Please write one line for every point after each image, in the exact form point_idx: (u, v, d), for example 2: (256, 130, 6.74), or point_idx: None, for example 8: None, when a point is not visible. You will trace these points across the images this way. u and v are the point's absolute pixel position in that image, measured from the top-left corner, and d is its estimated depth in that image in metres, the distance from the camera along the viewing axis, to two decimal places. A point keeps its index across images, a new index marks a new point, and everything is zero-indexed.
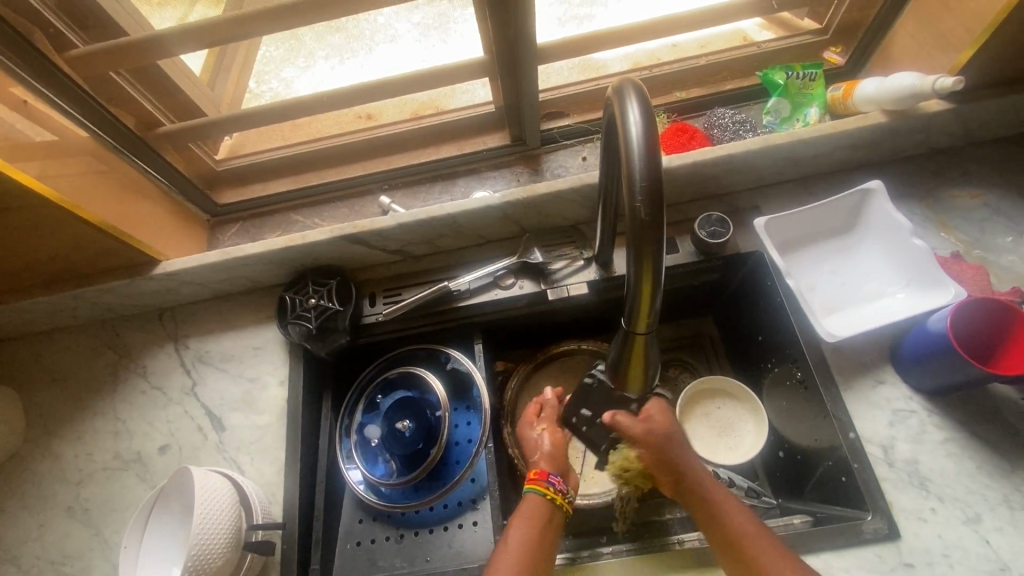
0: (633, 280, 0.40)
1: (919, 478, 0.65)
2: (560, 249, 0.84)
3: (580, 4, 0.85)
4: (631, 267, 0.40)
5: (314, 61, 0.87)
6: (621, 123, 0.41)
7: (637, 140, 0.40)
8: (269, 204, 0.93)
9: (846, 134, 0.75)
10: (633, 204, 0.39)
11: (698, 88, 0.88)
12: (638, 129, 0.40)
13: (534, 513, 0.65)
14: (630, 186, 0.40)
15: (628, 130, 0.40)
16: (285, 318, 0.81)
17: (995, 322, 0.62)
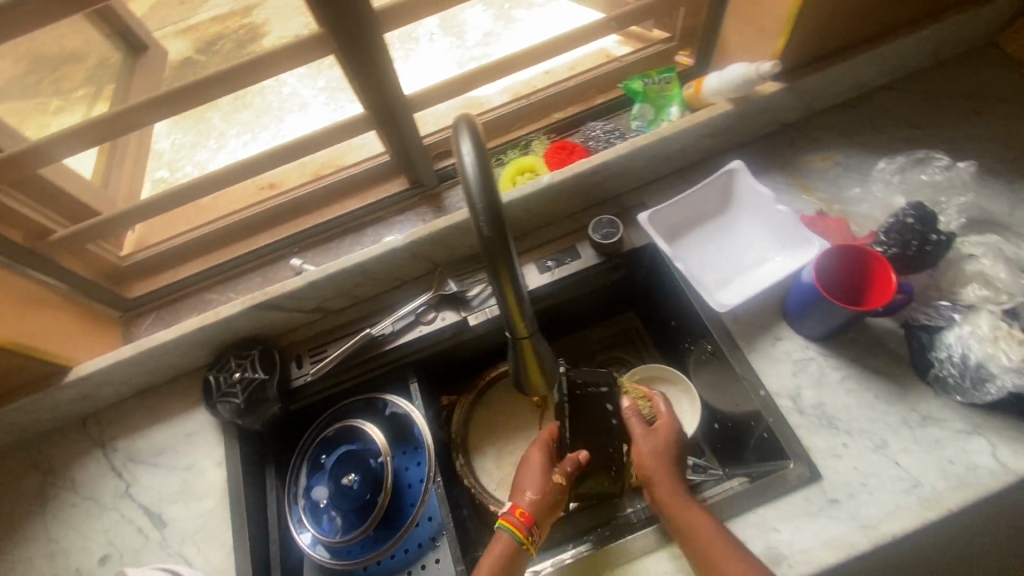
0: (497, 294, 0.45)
1: (828, 418, 0.70)
2: (473, 276, 0.87)
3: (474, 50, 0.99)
4: (493, 286, 0.45)
5: (225, 141, 0.97)
6: (457, 157, 0.44)
7: (473, 174, 0.43)
8: (182, 289, 0.93)
9: (701, 125, 0.83)
10: (479, 231, 0.43)
11: (571, 107, 0.95)
12: (470, 157, 0.44)
13: (506, 555, 0.66)
14: (475, 215, 0.43)
15: (463, 160, 0.44)
16: (212, 399, 0.80)
17: (853, 268, 0.69)
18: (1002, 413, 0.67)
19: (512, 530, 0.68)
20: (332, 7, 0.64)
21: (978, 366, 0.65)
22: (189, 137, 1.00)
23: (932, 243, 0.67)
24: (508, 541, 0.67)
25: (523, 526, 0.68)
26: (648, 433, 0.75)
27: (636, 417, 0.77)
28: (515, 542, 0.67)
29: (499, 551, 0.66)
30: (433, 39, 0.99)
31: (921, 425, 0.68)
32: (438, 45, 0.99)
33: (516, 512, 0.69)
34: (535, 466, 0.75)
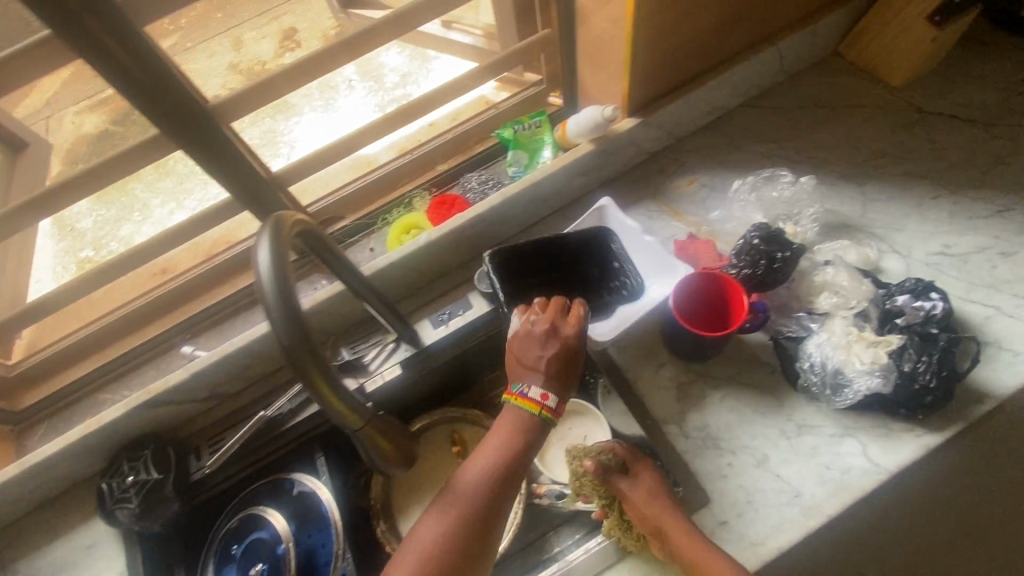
0: (315, 398, 0.44)
1: (713, 440, 0.72)
2: (365, 342, 0.86)
3: (395, 90, 1.03)
4: (305, 388, 0.44)
5: (151, 213, 0.98)
6: (252, 264, 0.44)
7: (265, 279, 0.43)
8: (77, 391, 0.91)
9: (568, 166, 0.86)
10: (278, 338, 0.43)
11: (449, 160, 0.98)
12: (264, 266, 0.44)
13: (520, 428, 0.62)
14: (273, 323, 0.43)
15: (258, 269, 0.44)
16: (107, 507, 0.77)
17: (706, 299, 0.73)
18: (868, 412, 0.70)
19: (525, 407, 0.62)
20: (163, 110, 0.64)
21: (835, 370, 0.69)
22: (111, 210, 1.00)
23: (779, 261, 0.70)
24: (519, 414, 0.62)
25: (537, 401, 0.62)
26: (635, 485, 0.67)
27: (615, 474, 0.69)
28: (526, 415, 0.62)
29: (509, 425, 0.62)
30: (351, 85, 1.02)
31: (798, 434, 0.71)
32: (356, 91, 1.02)
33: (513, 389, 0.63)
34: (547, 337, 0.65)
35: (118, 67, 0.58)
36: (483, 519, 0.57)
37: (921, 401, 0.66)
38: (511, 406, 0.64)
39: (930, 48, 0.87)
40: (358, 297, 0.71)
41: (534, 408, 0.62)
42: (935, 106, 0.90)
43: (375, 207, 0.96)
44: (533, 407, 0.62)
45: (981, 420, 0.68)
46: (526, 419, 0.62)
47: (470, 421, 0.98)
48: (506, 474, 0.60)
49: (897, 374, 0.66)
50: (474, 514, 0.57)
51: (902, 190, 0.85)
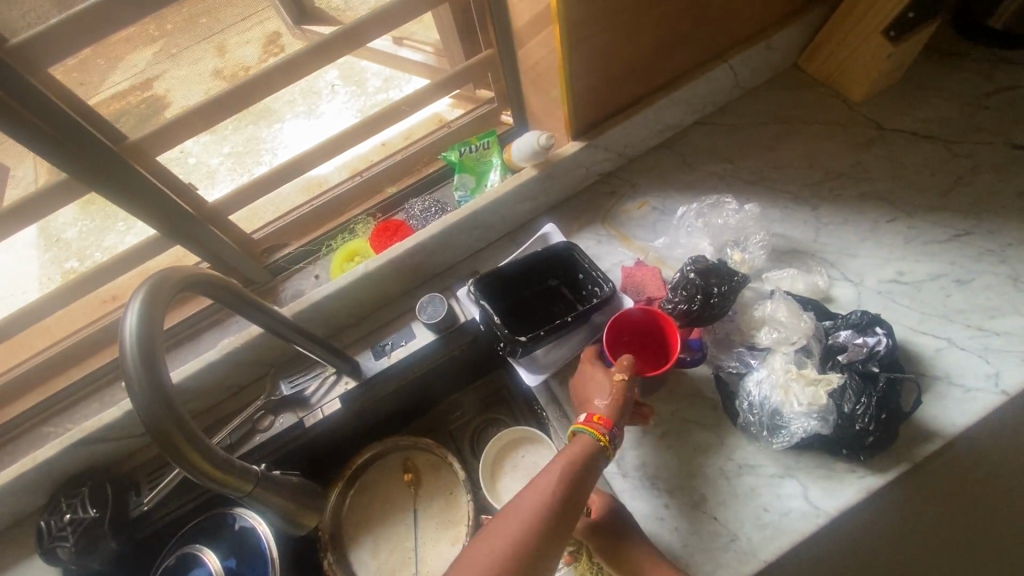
0: (185, 470, 0.44)
1: (650, 479, 0.70)
2: (308, 373, 0.85)
3: (377, 92, 0.91)
4: (177, 461, 0.43)
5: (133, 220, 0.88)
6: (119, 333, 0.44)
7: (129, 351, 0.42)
8: (21, 423, 0.90)
9: (511, 192, 0.84)
10: (140, 412, 0.42)
11: (396, 184, 0.96)
12: (128, 334, 0.43)
13: (580, 457, 0.61)
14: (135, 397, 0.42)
15: (122, 338, 0.43)
16: (42, 548, 0.77)
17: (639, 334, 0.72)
18: (811, 452, 0.68)
19: (591, 435, 0.62)
20: (71, 154, 0.62)
21: (773, 411, 0.67)
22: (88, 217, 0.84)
23: (716, 296, 0.68)
24: (585, 443, 0.62)
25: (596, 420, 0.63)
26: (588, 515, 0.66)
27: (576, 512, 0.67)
28: (595, 443, 0.62)
29: (571, 455, 0.61)
30: (333, 88, 0.87)
31: (737, 473, 0.69)
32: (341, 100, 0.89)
33: (599, 419, 0.63)
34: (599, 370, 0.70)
35: (10, 111, 0.56)
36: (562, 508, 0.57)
37: (862, 442, 0.64)
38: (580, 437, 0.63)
39: (888, 64, 0.84)
40: (284, 338, 0.70)
41: (595, 430, 0.62)
42: (895, 123, 0.87)
43: (323, 234, 0.94)
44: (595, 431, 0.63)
45: (929, 459, 0.65)
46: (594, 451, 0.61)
47: (424, 449, 0.97)
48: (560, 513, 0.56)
49: (837, 416, 0.64)
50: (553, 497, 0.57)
51: (858, 212, 0.81)
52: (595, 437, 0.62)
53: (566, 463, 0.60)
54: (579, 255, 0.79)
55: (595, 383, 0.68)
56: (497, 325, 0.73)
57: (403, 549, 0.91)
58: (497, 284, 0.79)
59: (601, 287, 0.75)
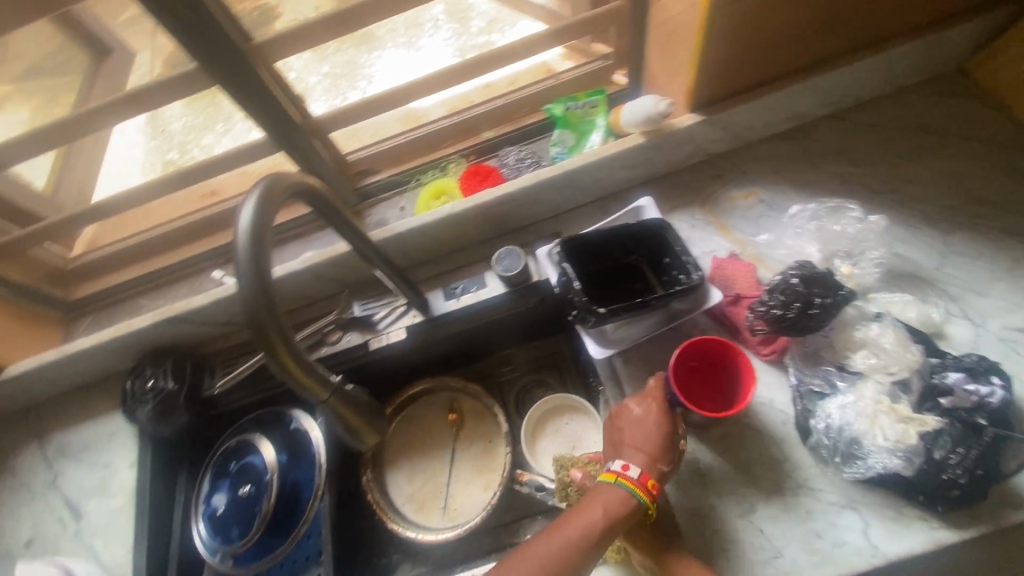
0: (274, 368, 0.45)
1: (699, 477, 0.68)
2: (380, 300, 0.88)
3: (479, 35, 0.91)
4: (267, 352, 0.44)
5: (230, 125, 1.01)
6: (235, 223, 0.45)
7: (241, 241, 0.43)
8: (119, 292, 0.98)
9: (612, 157, 0.80)
10: (244, 302, 0.43)
11: (497, 128, 0.94)
12: (243, 229, 0.44)
13: (616, 509, 0.58)
14: (240, 287, 0.43)
15: (236, 232, 0.44)
16: (127, 405, 0.85)
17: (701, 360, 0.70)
18: (881, 489, 0.64)
19: (634, 490, 0.60)
20: (203, 46, 0.64)
21: (851, 439, 0.62)
22: (194, 115, 1.01)
23: (815, 307, 0.63)
24: (624, 495, 0.59)
25: (644, 484, 0.60)
26: None
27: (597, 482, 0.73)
28: (639, 508, 0.59)
29: (606, 503, 0.59)
30: (437, 25, 0.91)
31: (793, 493, 0.65)
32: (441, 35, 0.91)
33: (653, 484, 0.60)
34: (643, 418, 0.66)
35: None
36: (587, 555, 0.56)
37: (944, 494, 0.59)
38: (618, 488, 0.60)
39: None
40: (368, 262, 0.72)
41: (643, 492, 0.59)
42: None
43: (413, 166, 0.94)
44: (645, 496, 0.59)
45: (1016, 528, 0.60)
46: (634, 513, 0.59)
47: (470, 394, 1.00)
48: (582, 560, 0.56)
49: (924, 460, 0.59)
50: (581, 543, 0.56)
51: (997, 247, 0.72)
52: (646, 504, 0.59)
53: (595, 511, 0.58)
54: (671, 237, 0.74)
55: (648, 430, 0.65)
56: (575, 291, 0.70)
57: (436, 483, 0.95)
58: (578, 249, 0.76)
59: (692, 274, 0.71)
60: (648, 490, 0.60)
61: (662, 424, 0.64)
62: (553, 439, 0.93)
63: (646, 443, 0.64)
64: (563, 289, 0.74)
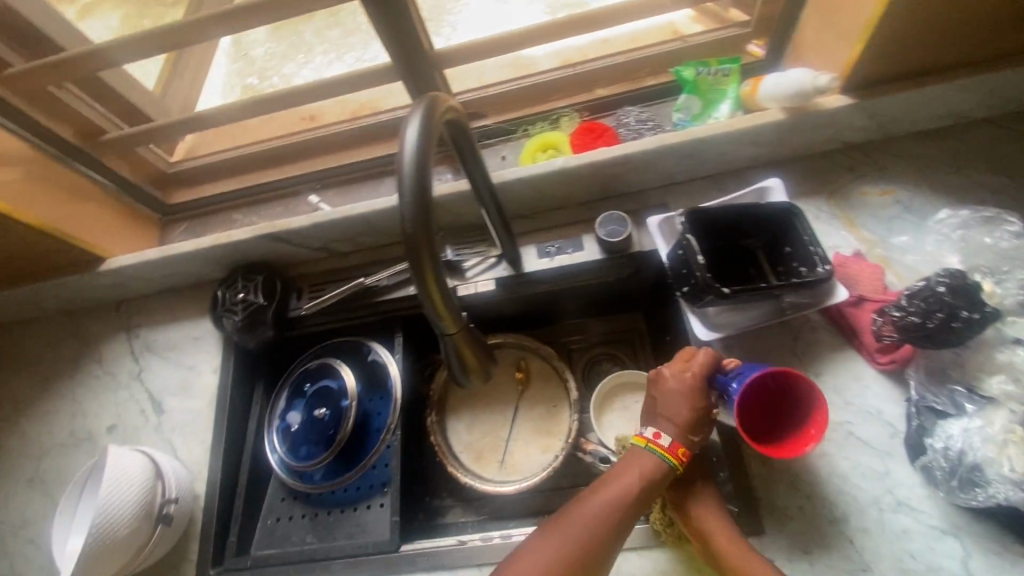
0: (419, 291, 0.43)
1: (791, 477, 0.65)
2: (473, 247, 0.86)
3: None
4: (414, 277, 0.43)
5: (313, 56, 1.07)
6: (399, 140, 0.43)
7: (407, 160, 0.42)
8: (214, 203, 0.99)
9: (744, 131, 0.75)
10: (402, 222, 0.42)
11: (615, 85, 0.90)
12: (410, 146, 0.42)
13: (653, 472, 0.59)
14: (400, 206, 0.42)
15: (401, 148, 0.42)
16: (216, 313, 0.87)
17: (789, 388, 0.61)
18: (992, 522, 0.60)
19: (664, 456, 0.60)
20: None
21: (972, 465, 0.58)
22: (282, 46, 1.10)
23: (960, 320, 0.58)
24: (657, 461, 0.60)
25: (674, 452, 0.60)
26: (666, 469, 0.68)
27: None
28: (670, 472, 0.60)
29: (645, 467, 0.59)
30: None
31: (893, 510, 0.62)
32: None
33: (682, 452, 0.60)
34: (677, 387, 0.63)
35: None
36: (629, 512, 0.57)
37: None
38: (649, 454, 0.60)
39: None
40: (479, 204, 0.69)
41: (672, 459, 0.60)
42: None
43: (521, 115, 0.91)
44: (674, 461, 0.60)
45: None
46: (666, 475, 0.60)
47: (539, 356, 0.99)
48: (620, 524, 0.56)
49: None
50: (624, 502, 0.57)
51: None
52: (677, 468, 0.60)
53: (635, 473, 0.59)
54: (801, 225, 0.70)
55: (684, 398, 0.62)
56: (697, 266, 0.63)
57: (496, 438, 0.95)
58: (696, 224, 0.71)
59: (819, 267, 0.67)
60: (678, 456, 0.60)
61: (697, 396, 0.62)
62: (619, 414, 0.90)
63: (679, 413, 0.62)
64: (678, 263, 0.68)
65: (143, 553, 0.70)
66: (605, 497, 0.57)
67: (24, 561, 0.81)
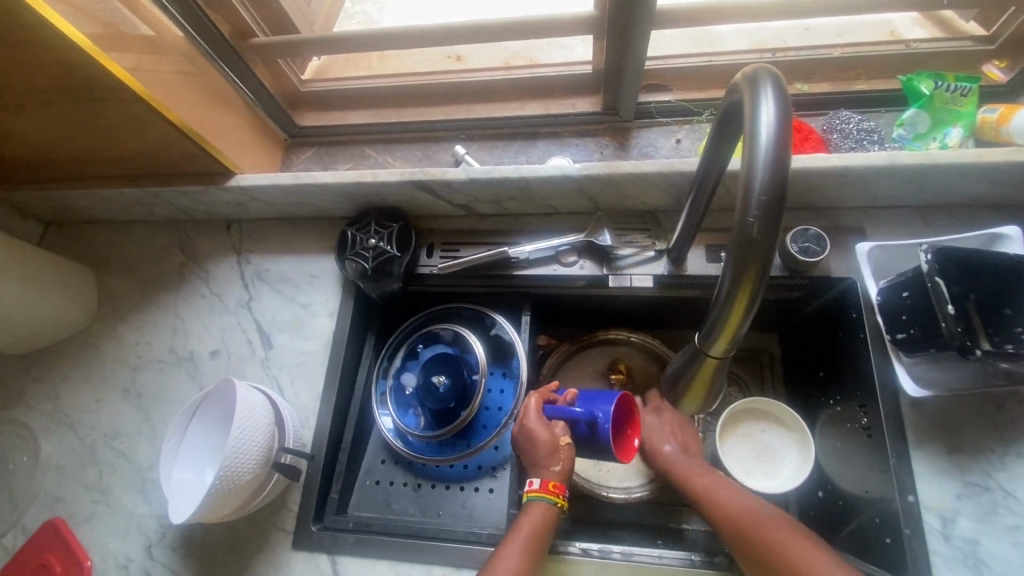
0: (727, 296, 0.37)
1: (975, 560, 0.59)
2: (631, 235, 0.78)
3: None
4: (727, 278, 0.37)
5: None
6: (749, 119, 0.37)
7: (765, 142, 0.36)
8: (348, 133, 0.93)
9: (991, 165, 0.64)
10: (746, 216, 0.36)
11: (824, 83, 0.80)
12: (769, 131, 0.36)
13: (544, 524, 0.63)
14: (744, 197, 0.36)
15: (756, 130, 0.36)
16: (344, 253, 0.80)
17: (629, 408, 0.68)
18: None
19: (550, 499, 0.65)
20: None
21: None
22: None
23: None
24: (548, 513, 0.64)
25: (556, 490, 0.65)
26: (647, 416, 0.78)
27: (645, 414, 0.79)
28: (555, 510, 0.65)
29: (527, 529, 0.62)
30: None
31: None
32: None
33: (554, 486, 0.66)
34: (539, 432, 0.68)
35: None
36: (539, 552, 0.61)
37: None
38: (532, 505, 0.65)
39: None
40: (690, 193, 0.61)
41: (548, 496, 0.65)
42: None
43: (705, 96, 0.82)
44: (552, 497, 0.65)
45: None
46: (557, 511, 0.65)
47: (656, 360, 0.86)
48: (540, 551, 0.61)
49: None
50: (531, 559, 0.60)
51: None
52: (555, 504, 0.65)
53: (520, 540, 0.61)
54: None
55: (544, 441, 0.68)
56: (948, 318, 0.57)
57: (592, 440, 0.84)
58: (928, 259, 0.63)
59: None
60: (554, 492, 0.66)
61: (549, 436, 0.68)
62: (743, 442, 0.78)
63: (552, 453, 0.67)
64: (913, 305, 0.61)
65: (259, 494, 0.67)
66: (517, 541, 0.61)
67: (114, 474, 0.78)
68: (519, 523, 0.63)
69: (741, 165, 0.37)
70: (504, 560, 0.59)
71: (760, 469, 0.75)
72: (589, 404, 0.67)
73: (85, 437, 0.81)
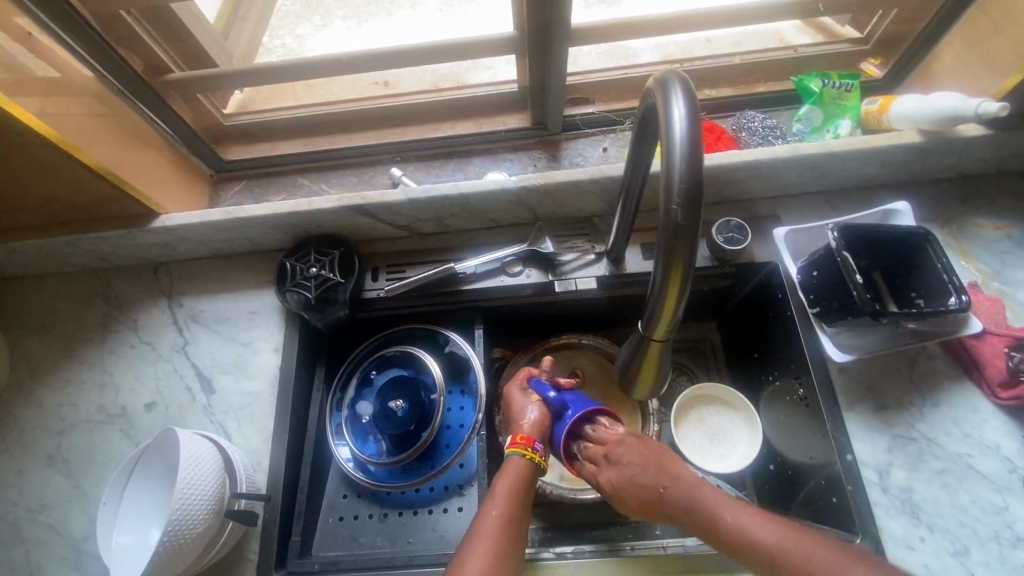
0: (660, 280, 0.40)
1: (911, 506, 0.64)
2: (572, 241, 0.82)
3: None
4: (660, 263, 0.40)
5: (330, 20, 0.89)
6: (664, 119, 0.41)
7: (680, 138, 0.39)
8: (279, 164, 0.91)
9: (878, 150, 0.72)
10: (669, 206, 0.39)
11: (729, 88, 0.88)
12: (682, 128, 0.40)
13: (520, 481, 0.63)
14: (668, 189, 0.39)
15: (671, 127, 0.40)
16: (284, 285, 0.78)
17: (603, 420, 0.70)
18: None
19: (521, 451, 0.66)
20: None
21: None
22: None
23: None
24: (523, 467, 0.65)
25: (524, 441, 0.67)
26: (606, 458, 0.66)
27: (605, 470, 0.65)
28: (523, 462, 0.65)
29: (501, 492, 0.62)
30: None
31: (1013, 545, 0.62)
32: None
33: (521, 437, 0.67)
34: (517, 398, 0.72)
35: None
36: (518, 515, 0.60)
37: None
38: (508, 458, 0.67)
39: None
40: (620, 195, 0.64)
41: (517, 447, 0.66)
42: None
43: (626, 107, 0.88)
44: (522, 450, 0.66)
45: None
46: (528, 469, 0.65)
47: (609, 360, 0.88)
48: (519, 513, 0.60)
49: None
50: (510, 521, 0.59)
51: None
52: (526, 456, 0.65)
53: (495, 506, 0.60)
54: (932, 252, 0.66)
55: (517, 405, 0.72)
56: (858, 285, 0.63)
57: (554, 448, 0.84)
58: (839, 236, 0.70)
59: (953, 300, 0.63)
60: (523, 442, 0.67)
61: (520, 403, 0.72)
62: (696, 428, 0.81)
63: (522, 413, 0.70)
64: (829, 279, 0.67)
65: (211, 550, 0.63)
66: (495, 507, 0.60)
67: (41, 552, 0.70)
68: (494, 490, 0.62)
69: (662, 158, 0.40)
70: (479, 529, 0.58)
71: (715, 450, 0.79)
72: (567, 397, 0.70)
73: (4, 515, 0.73)
